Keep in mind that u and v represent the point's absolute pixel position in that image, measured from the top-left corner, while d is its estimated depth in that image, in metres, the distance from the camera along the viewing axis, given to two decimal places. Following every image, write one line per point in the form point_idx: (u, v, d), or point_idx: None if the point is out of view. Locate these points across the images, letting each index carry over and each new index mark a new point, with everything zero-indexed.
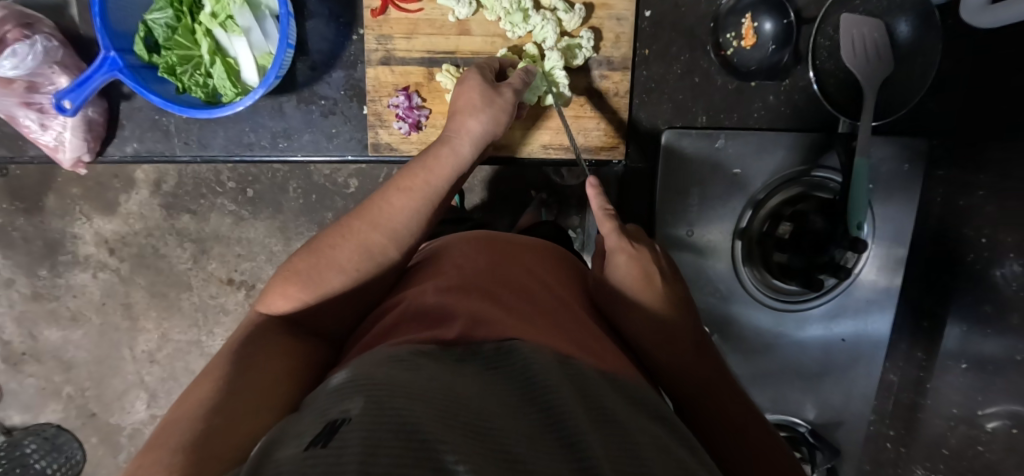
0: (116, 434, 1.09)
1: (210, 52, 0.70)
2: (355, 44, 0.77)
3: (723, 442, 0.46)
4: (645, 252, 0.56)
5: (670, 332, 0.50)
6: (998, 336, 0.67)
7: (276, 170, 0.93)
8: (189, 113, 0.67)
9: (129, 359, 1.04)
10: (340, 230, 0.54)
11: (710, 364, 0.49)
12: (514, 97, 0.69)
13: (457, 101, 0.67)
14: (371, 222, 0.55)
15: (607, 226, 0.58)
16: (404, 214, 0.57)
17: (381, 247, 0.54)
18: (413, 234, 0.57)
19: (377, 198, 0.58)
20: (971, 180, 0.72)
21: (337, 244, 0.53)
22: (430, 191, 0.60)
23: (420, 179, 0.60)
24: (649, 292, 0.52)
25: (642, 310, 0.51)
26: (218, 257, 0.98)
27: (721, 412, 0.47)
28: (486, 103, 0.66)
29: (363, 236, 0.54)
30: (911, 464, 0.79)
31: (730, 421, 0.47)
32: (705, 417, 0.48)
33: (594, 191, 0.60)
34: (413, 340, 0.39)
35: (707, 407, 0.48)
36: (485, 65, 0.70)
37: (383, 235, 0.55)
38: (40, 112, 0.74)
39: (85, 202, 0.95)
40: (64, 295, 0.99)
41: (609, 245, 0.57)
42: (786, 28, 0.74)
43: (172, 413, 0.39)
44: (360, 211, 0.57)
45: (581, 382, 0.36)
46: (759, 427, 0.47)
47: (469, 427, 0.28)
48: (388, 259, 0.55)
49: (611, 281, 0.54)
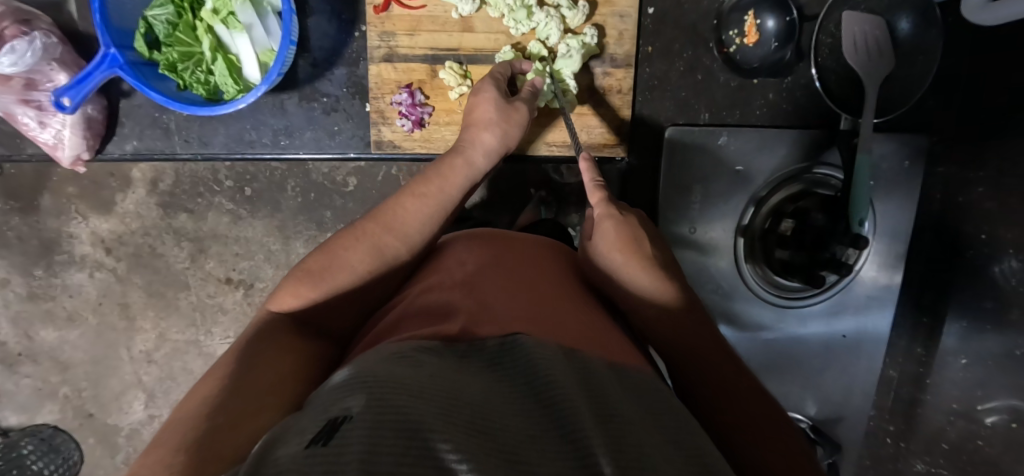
0: (114, 434, 1.08)
1: (212, 49, 0.70)
2: (357, 41, 0.76)
3: (718, 414, 0.46)
4: (632, 218, 0.57)
5: (670, 316, 0.50)
6: (997, 332, 0.67)
7: (275, 168, 0.92)
8: (190, 111, 0.66)
9: (127, 359, 1.03)
10: (354, 232, 0.55)
11: (704, 336, 0.49)
12: (529, 111, 0.69)
13: (472, 113, 0.67)
14: (384, 225, 0.56)
15: (594, 196, 0.58)
16: (417, 218, 0.57)
17: (393, 250, 0.54)
18: (424, 238, 0.57)
19: (391, 202, 0.58)
20: (970, 176, 0.72)
21: (351, 246, 0.53)
22: (443, 197, 0.60)
23: (434, 185, 0.60)
24: (636, 258, 0.52)
25: (631, 280, 0.51)
26: (216, 257, 0.97)
27: (718, 384, 0.47)
28: (501, 117, 0.66)
29: (376, 238, 0.54)
30: (911, 459, 0.79)
31: (727, 393, 0.46)
32: (703, 391, 0.47)
33: (587, 165, 0.60)
34: (417, 337, 0.39)
35: (702, 385, 0.47)
36: (499, 75, 0.69)
37: (395, 237, 0.55)
38: (39, 109, 0.73)
39: (81, 202, 0.94)
40: (61, 295, 0.98)
41: (597, 215, 0.57)
42: (789, 25, 0.75)
43: (178, 411, 0.39)
44: (374, 214, 0.57)
45: (586, 377, 0.36)
46: (760, 404, 0.46)
47: (471, 425, 0.28)
48: (400, 261, 0.55)
49: (598, 250, 0.54)
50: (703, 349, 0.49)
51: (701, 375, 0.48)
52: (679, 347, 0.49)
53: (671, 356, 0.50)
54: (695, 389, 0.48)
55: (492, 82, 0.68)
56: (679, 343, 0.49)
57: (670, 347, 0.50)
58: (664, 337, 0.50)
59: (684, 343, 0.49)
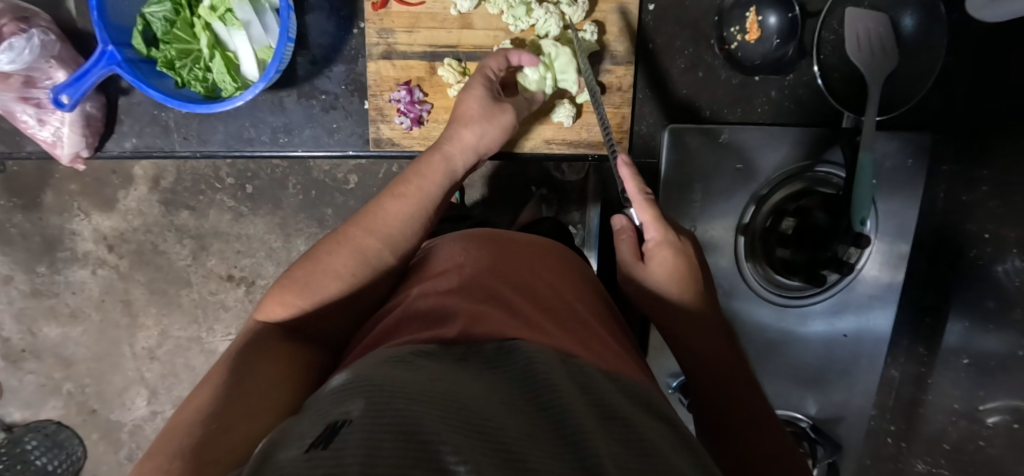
0: (117, 430, 1.08)
1: (209, 46, 0.70)
2: (356, 38, 0.76)
3: (715, 409, 0.53)
4: (686, 244, 0.59)
5: (695, 325, 0.55)
6: (1000, 331, 0.67)
7: (276, 165, 0.92)
8: (189, 108, 0.66)
9: (129, 356, 1.04)
10: (337, 237, 0.55)
11: (717, 342, 0.55)
12: (515, 114, 0.70)
13: (457, 110, 0.68)
14: (367, 228, 0.56)
15: (651, 218, 0.58)
16: (399, 220, 0.57)
17: (376, 251, 0.54)
18: (409, 238, 0.57)
19: (371, 207, 0.58)
20: (974, 175, 0.72)
21: (333, 251, 0.53)
22: (424, 198, 0.60)
23: (413, 186, 0.61)
24: (691, 291, 0.56)
25: (681, 306, 0.56)
26: (218, 254, 0.98)
27: (716, 382, 0.53)
28: (484, 115, 0.67)
29: (357, 242, 0.54)
30: (912, 459, 0.79)
31: (721, 391, 0.53)
32: (704, 389, 0.54)
33: (629, 174, 0.60)
34: (412, 341, 0.39)
35: (706, 386, 0.54)
36: (490, 73, 0.70)
37: (378, 240, 0.55)
38: (38, 107, 0.73)
39: (83, 199, 0.94)
40: (63, 292, 0.99)
41: (654, 239, 0.58)
42: (791, 22, 0.74)
43: (173, 421, 0.39)
44: (356, 219, 0.57)
45: (583, 380, 0.36)
46: (759, 407, 0.52)
47: (470, 428, 0.28)
48: (383, 262, 0.54)
49: (655, 279, 0.57)
50: (718, 361, 0.54)
51: (708, 379, 0.54)
52: (694, 353, 0.55)
53: (687, 359, 0.55)
54: (697, 388, 0.55)
55: (484, 81, 0.69)
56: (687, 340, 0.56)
57: (689, 355, 0.55)
58: (676, 338, 0.56)
59: (698, 350, 0.55)
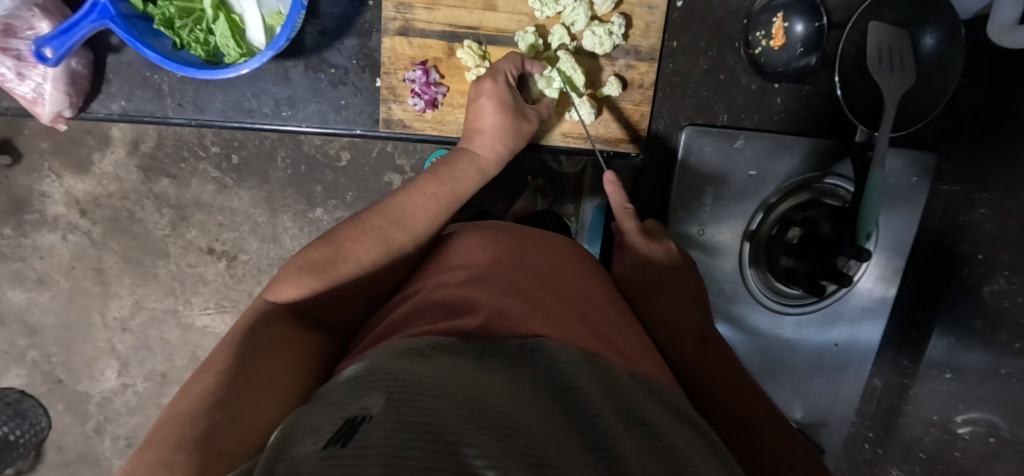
0: (85, 401, 1.04)
1: (213, 7, 0.65)
2: (371, 11, 0.72)
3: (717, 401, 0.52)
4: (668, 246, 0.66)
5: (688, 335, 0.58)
6: (983, 349, 0.69)
7: (266, 137, 0.88)
8: (187, 73, 0.62)
9: (100, 326, 0.99)
10: (360, 224, 0.53)
11: (711, 357, 0.56)
12: (536, 124, 0.69)
13: (474, 121, 0.66)
14: (391, 219, 0.54)
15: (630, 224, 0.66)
16: (426, 216, 0.56)
17: (400, 245, 0.53)
18: (431, 235, 0.56)
19: (398, 197, 0.56)
20: (972, 197, 0.74)
21: (356, 238, 0.51)
22: (454, 198, 0.59)
23: (446, 185, 0.59)
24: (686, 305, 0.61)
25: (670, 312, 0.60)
26: (198, 226, 0.93)
27: (715, 383, 0.53)
28: (511, 125, 0.65)
29: (382, 232, 0.52)
30: (887, 465, 0.82)
31: (728, 388, 0.53)
32: (702, 386, 0.53)
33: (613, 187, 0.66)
34: (431, 332, 0.37)
35: (707, 381, 0.53)
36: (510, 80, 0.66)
37: (403, 232, 0.54)
38: (17, 59, 0.68)
39: (55, 159, 0.89)
40: (30, 256, 0.93)
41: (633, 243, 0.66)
42: (817, 31, 0.72)
43: (172, 408, 0.36)
44: (380, 207, 0.55)
45: (607, 384, 0.34)
46: (762, 406, 0.51)
47: (497, 428, 0.27)
48: (406, 256, 0.53)
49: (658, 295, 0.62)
50: (711, 364, 0.55)
51: (710, 379, 0.54)
52: (684, 358, 0.56)
53: (680, 357, 0.56)
54: (700, 388, 0.53)
55: (505, 86, 0.65)
56: (678, 349, 0.57)
57: (686, 359, 0.56)
58: (669, 340, 0.58)
59: (688, 357, 0.56)
